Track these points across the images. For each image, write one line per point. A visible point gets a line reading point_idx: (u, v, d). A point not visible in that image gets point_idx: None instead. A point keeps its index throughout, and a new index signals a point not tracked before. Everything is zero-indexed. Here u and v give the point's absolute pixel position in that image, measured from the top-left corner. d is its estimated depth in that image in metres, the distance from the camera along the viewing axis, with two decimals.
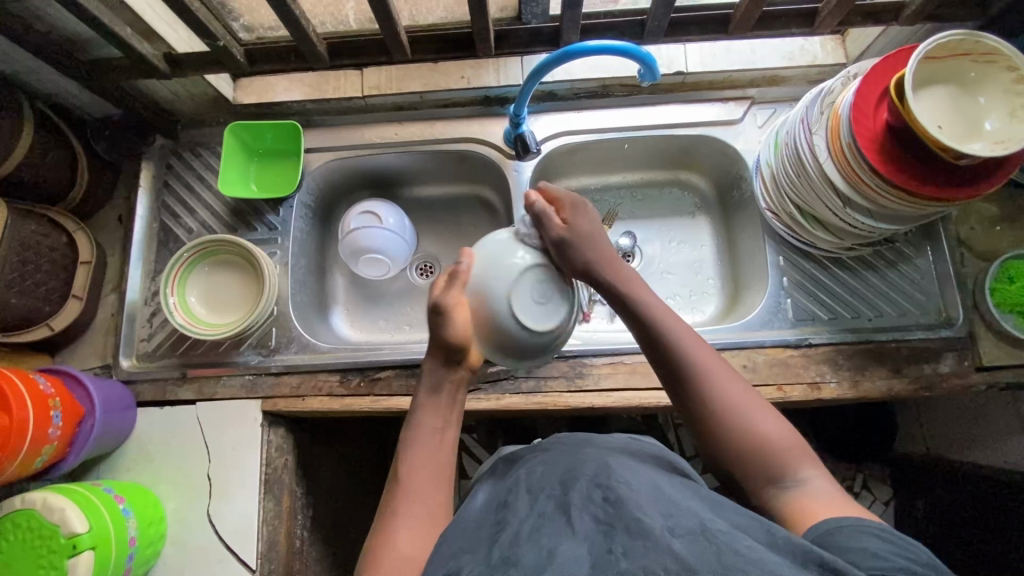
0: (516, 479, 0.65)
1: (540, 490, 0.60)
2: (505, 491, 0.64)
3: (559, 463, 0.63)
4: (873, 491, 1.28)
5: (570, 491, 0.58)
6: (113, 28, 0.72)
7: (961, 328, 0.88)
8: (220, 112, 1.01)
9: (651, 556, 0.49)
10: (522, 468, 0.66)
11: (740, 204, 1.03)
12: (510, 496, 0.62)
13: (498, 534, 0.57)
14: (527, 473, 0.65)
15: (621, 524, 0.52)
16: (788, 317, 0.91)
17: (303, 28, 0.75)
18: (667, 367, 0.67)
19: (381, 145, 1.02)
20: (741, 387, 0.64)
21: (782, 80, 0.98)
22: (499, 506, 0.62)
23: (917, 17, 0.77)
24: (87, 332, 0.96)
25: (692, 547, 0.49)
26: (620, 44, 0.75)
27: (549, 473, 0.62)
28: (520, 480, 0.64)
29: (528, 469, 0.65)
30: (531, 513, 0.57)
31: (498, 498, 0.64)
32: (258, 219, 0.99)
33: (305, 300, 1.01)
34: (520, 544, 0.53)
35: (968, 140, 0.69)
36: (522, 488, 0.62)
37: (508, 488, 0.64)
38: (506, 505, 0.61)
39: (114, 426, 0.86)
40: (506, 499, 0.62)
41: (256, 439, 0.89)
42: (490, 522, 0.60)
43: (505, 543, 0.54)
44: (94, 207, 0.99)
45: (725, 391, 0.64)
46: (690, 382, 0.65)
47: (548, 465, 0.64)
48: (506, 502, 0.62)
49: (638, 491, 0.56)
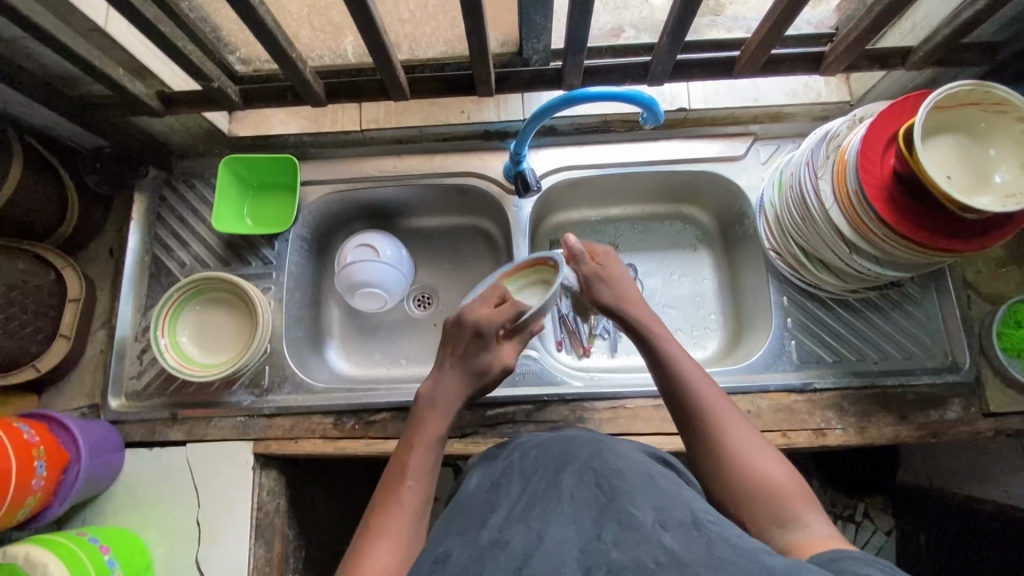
0: (509, 462, 0.68)
1: (533, 473, 0.64)
2: (499, 472, 0.68)
3: (552, 449, 0.67)
4: (875, 521, 1.24)
5: (562, 476, 0.62)
6: (104, 70, 0.70)
7: (968, 373, 0.87)
8: (215, 144, 1.00)
9: (641, 547, 0.52)
10: (516, 451, 0.70)
11: (743, 239, 1.01)
12: (503, 479, 0.66)
13: (488, 517, 0.61)
14: (522, 457, 0.68)
15: (611, 512, 0.56)
16: (792, 359, 0.90)
17: (300, 71, 0.74)
18: (676, 405, 0.69)
19: (379, 178, 1.00)
20: (746, 429, 0.65)
21: (786, 117, 0.97)
22: (492, 488, 0.65)
23: (925, 62, 0.76)
24: (75, 369, 0.93)
25: (681, 539, 0.52)
26: (626, 91, 0.75)
27: (544, 456, 0.67)
28: (513, 464, 0.68)
29: (522, 452, 0.69)
30: (524, 496, 0.62)
31: (492, 478, 0.68)
32: (253, 253, 0.97)
33: (300, 336, 0.99)
34: (510, 528, 0.58)
35: (977, 192, 0.68)
36: (516, 473, 0.66)
37: (502, 470, 0.68)
38: (498, 487, 0.65)
39: (102, 470, 0.84)
40: (500, 481, 0.66)
41: (247, 482, 0.87)
42: (483, 503, 0.64)
43: (496, 527, 0.58)
44: (84, 240, 0.97)
45: (731, 432, 0.65)
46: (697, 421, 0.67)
47: (543, 448, 0.68)
48: (498, 484, 0.66)
49: (630, 482, 0.59)
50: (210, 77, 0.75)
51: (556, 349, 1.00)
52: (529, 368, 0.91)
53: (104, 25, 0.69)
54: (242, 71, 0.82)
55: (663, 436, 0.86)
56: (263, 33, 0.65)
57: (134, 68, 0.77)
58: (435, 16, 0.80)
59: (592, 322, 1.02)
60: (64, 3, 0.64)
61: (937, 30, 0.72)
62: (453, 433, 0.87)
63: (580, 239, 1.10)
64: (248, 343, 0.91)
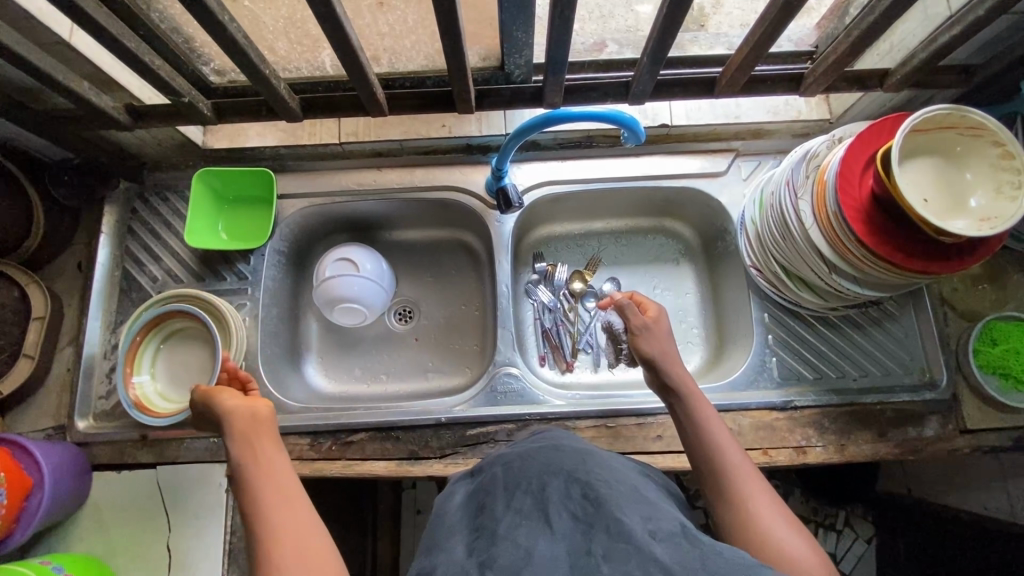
0: (492, 477, 0.66)
1: (517, 485, 0.62)
2: (482, 490, 0.66)
3: (535, 462, 0.66)
4: (855, 527, 1.24)
5: (548, 488, 0.60)
6: (69, 85, 0.68)
7: (944, 390, 0.88)
8: (189, 156, 0.97)
9: (633, 559, 0.51)
10: (498, 465, 0.69)
11: (725, 255, 1.02)
12: (487, 498, 0.63)
13: (475, 538, 0.58)
14: (505, 470, 0.66)
15: (601, 523, 0.55)
16: (773, 377, 0.90)
17: (274, 88, 0.72)
18: (697, 458, 0.70)
19: (359, 192, 0.99)
20: (763, 491, 0.65)
21: (767, 133, 0.98)
22: (477, 510, 0.63)
23: (903, 85, 0.76)
24: (41, 389, 0.90)
25: (673, 551, 0.52)
26: (605, 111, 0.74)
27: (527, 467, 0.65)
28: (497, 479, 0.66)
29: (503, 468, 0.67)
30: (508, 513, 0.59)
31: (476, 499, 0.65)
32: (228, 268, 0.95)
33: (276, 352, 0.96)
34: (497, 545, 0.55)
35: (952, 216, 0.69)
36: (500, 489, 0.64)
37: (483, 489, 0.66)
38: (483, 509, 0.62)
39: (68, 494, 0.81)
40: (483, 500, 0.63)
41: (220, 506, 0.85)
42: (469, 527, 0.61)
43: (482, 547, 0.56)
44: (50, 255, 0.94)
45: (749, 491, 0.65)
46: (716, 474, 0.67)
47: (525, 461, 0.67)
48: (482, 505, 0.63)
49: (617, 494, 0.59)
50: (181, 92, 0.72)
51: (538, 364, 1.01)
52: (511, 387, 0.90)
53: (68, 37, 0.66)
54: (216, 82, 0.79)
55: (645, 455, 0.85)
56: (235, 51, 0.63)
57: (101, 81, 0.75)
58: (415, 30, 0.80)
59: (574, 334, 1.03)
60: (26, 16, 0.61)
61: (915, 53, 0.72)
62: (432, 453, 0.86)
63: (563, 252, 1.09)
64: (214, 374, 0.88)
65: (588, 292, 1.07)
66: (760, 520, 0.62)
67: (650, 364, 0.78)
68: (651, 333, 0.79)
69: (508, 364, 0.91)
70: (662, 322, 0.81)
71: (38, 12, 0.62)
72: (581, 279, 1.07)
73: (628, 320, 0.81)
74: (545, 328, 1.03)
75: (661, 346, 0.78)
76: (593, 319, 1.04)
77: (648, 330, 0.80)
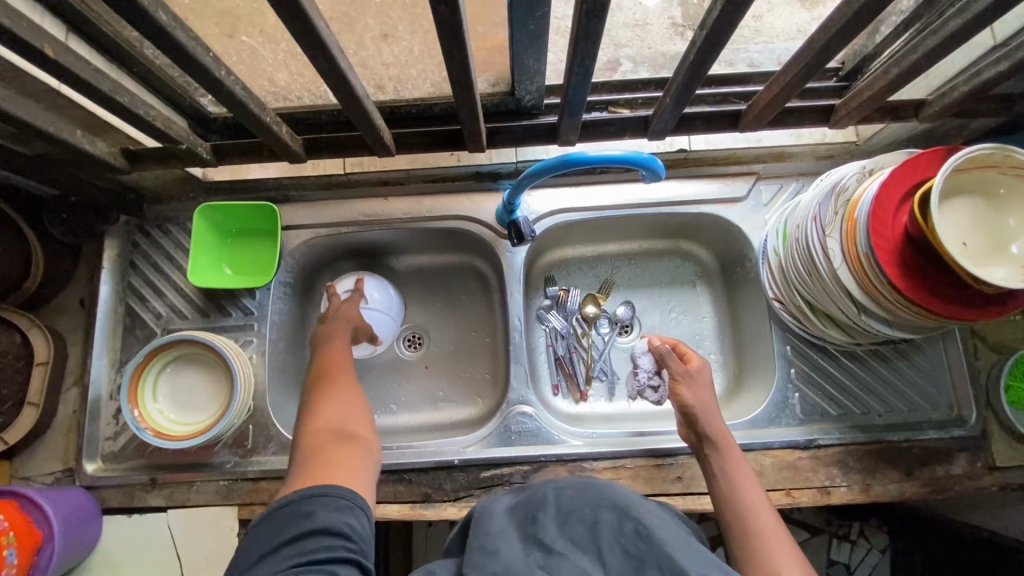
0: (544, 496, 0.65)
1: (572, 512, 0.61)
2: (533, 504, 0.65)
3: (589, 491, 0.64)
4: (870, 538, 1.20)
5: (601, 522, 0.59)
6: (61, 136, 0.64)
7: (974, 426, 0.85)
8: (191, 188, 0.95)
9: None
10: (549, 487, 0.67)
11: (744, 281, 0.98)
12: (539, 510, 0.63)
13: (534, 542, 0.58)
14: (558, 492, 0.65)
15: (654, 561, 0.53)
16: (796, 413, 0.87)
17: (276, 133, 0.68)
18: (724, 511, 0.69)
19: (366, 221, 0.95)
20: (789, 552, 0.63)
21: (789, 156, 0.94)
22: (526, 520, 0.62)
23: (941, 115, 0.72)
24: (47, 432, 0.88)
25: None
26: (623, 154, 0.70)
27: (579, 497, 0.64)
28: (548, 499, 0.64)
29: (557, 490, 0.66)
30: (564, 534, 0.58)
31: (524, 509, 0.64)
32: (233, 303, 0.93)
33: (285, 388, 0.94)
34: (559, 559, 0.54)
35: (994, 262, 0.65)
36: (554, 509, 0.62)
37: (535, 503, 0.65)
38: (535, 519, 0.62)
39: (78, 543, 0.80)
40: (535, 513, 0.63)
41: (232, 550, 0.84)
42: (524, 531, 0.61)
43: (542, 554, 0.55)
44: (51, 293, 0.91)
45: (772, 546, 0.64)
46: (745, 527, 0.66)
47: (579, 488, 0.65)
48: (533, 515, 0.63)
49: (668, 535, 0.57)
50: (178, 138, 0.69)
51: (552, 394, 0.99)
52: (526, 427, 0.87)
53: (58, 84, 0.63)
54: (215, 113, 0.77)
55: (664, 497, 0.83)
56: (233, 103, 0.59)
57: (96, 125, 0.71)
58: (421, 59, 0.78)
59: (588, 362, 1.00)
60: (11, 70, 0.58)
61: (954, 86, 0.68)
62: (447, 496, 0.85)
63: (576, 276, 1.06)
64: (212, 411, 0.86)
65: (602, 317, 1.03)
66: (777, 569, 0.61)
67: (688, 413, 0.76)
68: (694, 383, 0.77)
69: (522, 403, 0.89)
70: (705, 373, 0.79)
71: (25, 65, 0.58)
72: (594, 303, 1.04)
73: (669, 367, 0.78)
74: (558, 356, 1.00)
75: (704, 395, 0.76)
76: (608, 346, 1.02)
77: (690, 377, 0.77)
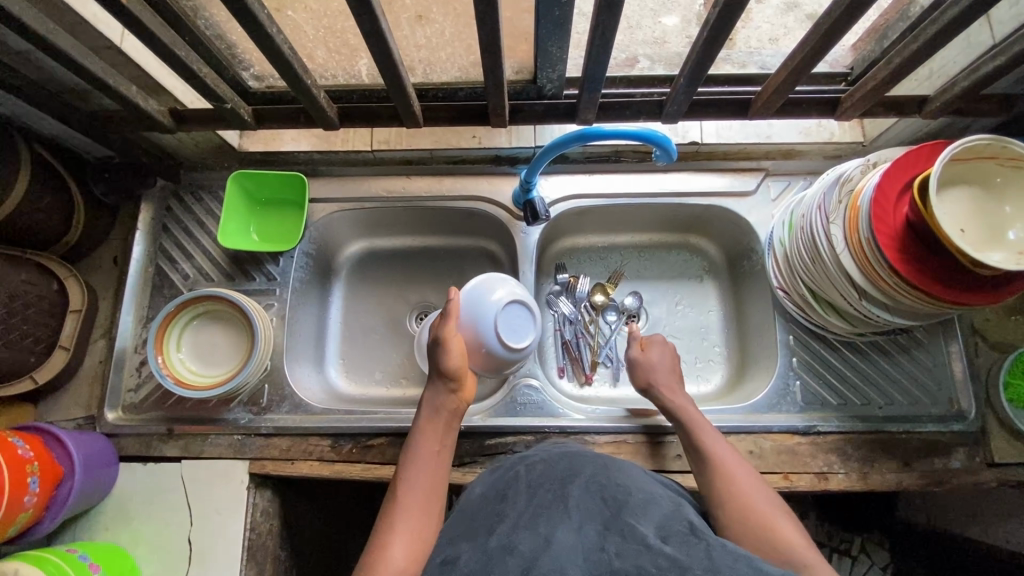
0: (514, 473, 0.68)
1: (539, 486, 0.64)
2: (505, 483, 0.67)
3: (557, 465, 0.68)
4: (872, 555, 1.17)
5: (569, 490, 0.62)
6: (118, 88, 0.70)
7: (973, 422, 0.86)
8: (227, 159, 1.00)
9: (644, 556, 0.53)
10: (522, 463, 0.70)
11: (750, 274, 1.01)
12: (509, 489, 0.65)
13: (494, 524, 0.60)
14: (527, 469, 0.68)
15: (615, 525, 0.57)
16: (796, 401, 0.89)
17: (316, 98, 0.74)
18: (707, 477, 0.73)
19: (387, 198, 1.00)
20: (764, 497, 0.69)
21: (797, 154, 0.98)
22: (498, 497, 0.65)
23: (942, 112, 0.75)
24: (73, 380, 0.93)
25: (683, 548, 0.54)
26: (635, 130, 0.75)
27: (551, 469, 0.67)
28: (519, 475, 0.68)
29: (527, 466, 0.69)
30: (530, 506, 0.62)
31: (495, 489, 0.67)
32: (258, 269, 0.97)
33: (301, 352, 0.98)
34: (518, 533, 0.57)
35: (989, 247, 0.67)
36: (523, 483, 0.66)
37: (506, 480, 0.68)
38: (503, 497, 0.64)
39: (94, 484, 0.83)
40: (506, 490, 0.65)
41: (240, 503, 0.86)
42: (489, 512, 0.63)
43: (503, 533, 0.58)
44: (87, 249, 0.97)
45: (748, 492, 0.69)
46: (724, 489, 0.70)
47: (550, 462, 0.69)
48: (503, 493, 0.65)
49: (632, 499, 0.61)
50: (224, 98, 0.75)
51: (557, 376, 1.01)
52: (531, 398, 0.90)
53: (119, 41, 0.69)
54: (255, 88, 0.82)
55: (666, 473, 0.86)
56: (279, 60, 0.64)
57: (147, 85, 0.77)
58: (451, 42, 0.80)
59: (595, 347, 1.02)
60: (80, 21, 0.64)
61: (954, 82, 0.72)
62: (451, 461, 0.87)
63: (586, 264, 1.09)
64: (230, 367, 0.90)
65: (610, 305, 1.06)
66: (778, 530, 0.64)
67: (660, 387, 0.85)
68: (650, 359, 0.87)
69: (528, 375, 0.91)
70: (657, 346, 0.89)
71: (93, 18, 0.65)
72: (602, 292, 1.07)
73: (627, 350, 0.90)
74: (565, 340, 1.02)
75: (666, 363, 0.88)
76: (613, 333, 1.04)
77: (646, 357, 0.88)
